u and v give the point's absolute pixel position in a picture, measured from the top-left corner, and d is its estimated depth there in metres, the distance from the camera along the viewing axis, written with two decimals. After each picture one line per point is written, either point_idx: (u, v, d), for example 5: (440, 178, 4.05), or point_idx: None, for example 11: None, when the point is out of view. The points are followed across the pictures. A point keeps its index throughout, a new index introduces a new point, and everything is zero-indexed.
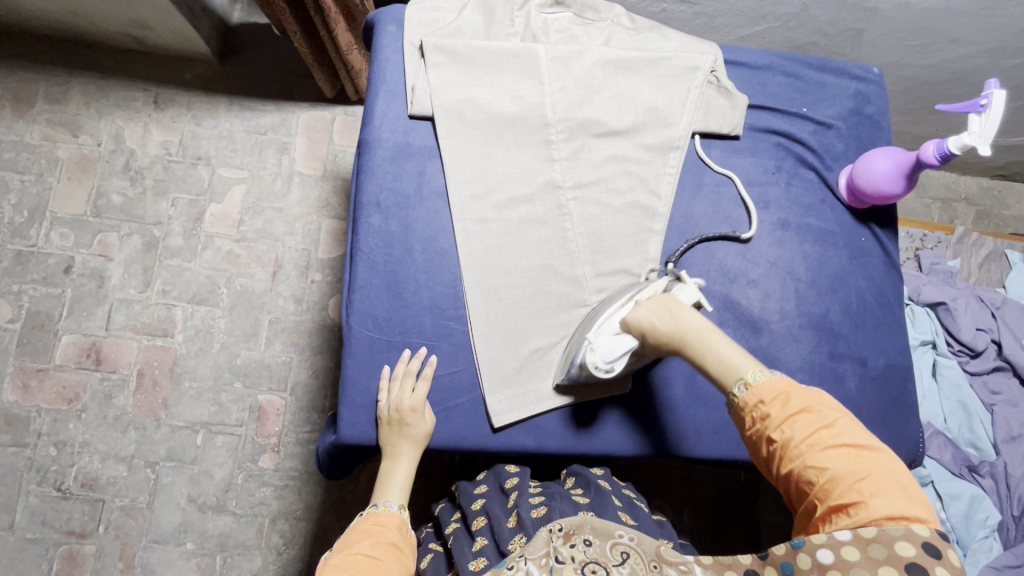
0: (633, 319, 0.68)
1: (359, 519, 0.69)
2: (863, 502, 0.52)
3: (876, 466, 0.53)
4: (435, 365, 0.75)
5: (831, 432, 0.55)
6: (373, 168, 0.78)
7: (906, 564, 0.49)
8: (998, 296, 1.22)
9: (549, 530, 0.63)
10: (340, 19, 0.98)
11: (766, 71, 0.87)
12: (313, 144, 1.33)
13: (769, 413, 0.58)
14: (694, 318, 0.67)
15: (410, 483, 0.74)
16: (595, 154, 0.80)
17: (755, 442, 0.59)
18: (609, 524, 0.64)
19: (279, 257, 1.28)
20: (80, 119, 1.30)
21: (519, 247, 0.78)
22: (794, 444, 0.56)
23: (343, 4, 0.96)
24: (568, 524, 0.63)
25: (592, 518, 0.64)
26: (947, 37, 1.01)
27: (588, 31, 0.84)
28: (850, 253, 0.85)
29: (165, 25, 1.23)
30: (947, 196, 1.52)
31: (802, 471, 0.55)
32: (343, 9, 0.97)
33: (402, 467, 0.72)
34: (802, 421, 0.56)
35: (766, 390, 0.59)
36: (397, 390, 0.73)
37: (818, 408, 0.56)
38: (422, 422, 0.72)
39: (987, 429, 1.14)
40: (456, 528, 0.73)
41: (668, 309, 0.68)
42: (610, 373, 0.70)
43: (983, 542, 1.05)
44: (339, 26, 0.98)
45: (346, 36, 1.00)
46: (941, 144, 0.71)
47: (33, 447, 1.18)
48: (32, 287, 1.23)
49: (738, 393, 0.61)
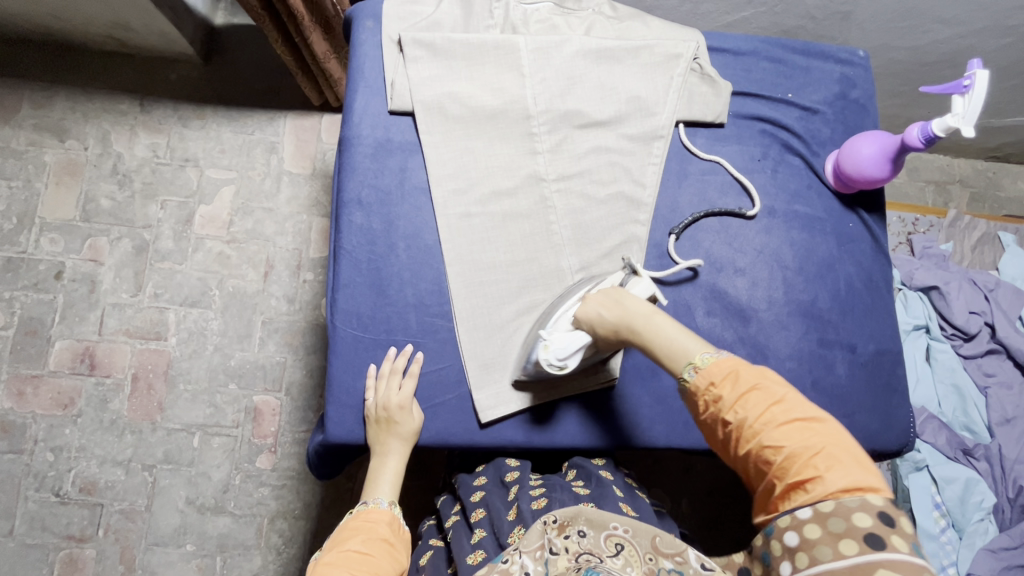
0: (582, 315, 0.69)
1: (348, 517, 0.68)
2: (819, 477, 0.51)
3: (829, 439, 0.52)
4: (421, 362, 0.74)
5: (782, 408, 0.54)
6: (353, 165, 0.77)
7: (865, 536, 0.48)
8: (991, 279, 1.22)
9: (544, 521, 0.63)
10: (315, 28, 0.97)
11: (749, 57, 0.86)
12: (302, 142, 1.33)
13: (721, 395, 0.57)
14: (639, 304, 0.67)
15: (400, 479, 0.73)
16: (578, 145, 0.80)
17: (711, 425, 0.58)
18: (604, 514, 0.64)
19: (271, 258, 1.27)
20: (66, 123, 1.29)
21: (503, 242, 0.77)
22: (749, 423, 0.55)
23: (319, 14, 0.95)
24: (563, 515, 0.63)
25: (587, 509, 0.64)
26: (935, 18, 1.00)
27: (568, 21, 0.83)
28: (838, 239, 0.84)
29: (147, 27, 1.22)
30: (941, 179, 1.51)
31: (759, 451, 0.54)
32: (320, 19, 0.97)
33: (393, 463, 0.72)
34: (753, 399, 0.55)
35: (715, 371, 0.58)
36: (384, 388, 0.72)
37: (767, 384, 0.55)
38: (410, 420, 0.72)
39: (981, 412, 1.13)
40: (457, 521, 0.73)
41: (613, 297, 0.68)
42: (564, 369, 0.70)
43: (978, 525, 1.05)
44: (314, 35, 0.98)
45: (322, 44, 0.99)
46: (925, 126, 0.70)
47: (31, 453, 1.18)
48: (24, 294, 1.23)
49: (688, 377, 0.60)
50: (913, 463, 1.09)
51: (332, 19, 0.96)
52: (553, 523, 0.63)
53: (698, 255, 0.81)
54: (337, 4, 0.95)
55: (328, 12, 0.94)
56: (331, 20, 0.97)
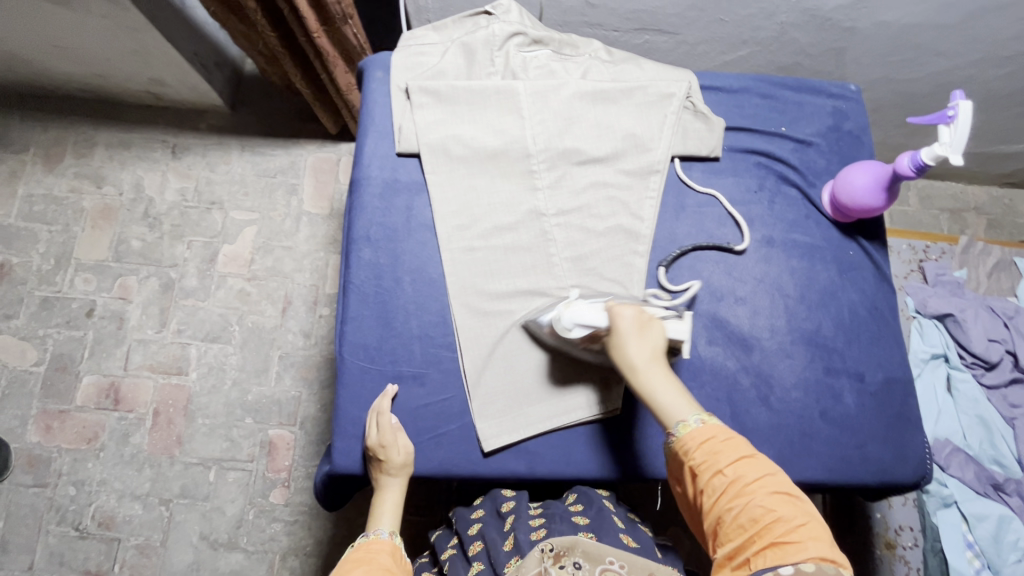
0: (620, 314, 0.70)
1: (350, 550, 0.69)
2: (801, 542, 0.53)
3: (810, 513, 0.56)
4: (389, 395, 0.75)
5: (774, 477, 0.58)
6: (363, 205, 0.82)
7: None
8: (1011, 306, 1.18)
9: (541, 550, 0.65)
10: (338, 60, 1.04)
11: (742, 94, 0.90)
12: (321, 183, 1.39)
13: (720, 451, 0.60)
14: (663, 349, 0.70)
15: (399, 510, 0.74)
16: (575, 181, 0.83)
17: (701, 476, 0.60)
18: (602, 547, 0.65)
19: (289, 294, 1.32)
20: (104, 171, 1.38)
21: (505, 274, 0.80)
22: (746, 482, 0.58)
23: (342, 48, 1.03)
24: (559, 545, 0.65)
25: (583, 540, 0.65)
26: (930, 51, 1.03)
27: (565, 66, 0.88)
28: (839, 267, 0.84)
29: (182, 82, 1.32)
30: (956, 207, 1.51)
31: (749, 509, 0.56)
32: (343, 53, 1.04)
33: (393, 491, 0.73)
34: (751, 463, 0.59)
35: (717, 431, 0.62)
36: (370, 427, 0.74)
37: (760, 455, 0.60)
38: (400, 448, 0.73)
39: (1009, 444, 1.10)
40: (452, 554, 0.73)
41: (658, 330, 0.70)
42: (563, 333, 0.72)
43: (1016, 566, 1.01)
44: (337, 68, 1.05)
45: (345, 77, 1.07)
46: (915, 156, 0.71)
47: (54, 487, 1.21)
48: (57, 331, 1.29)
49: (693, 423, 0.63)
50: (940, 499, 1.06)
51: (355, 53, 1.03)
52: (548, 551, 0.65)
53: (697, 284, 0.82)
54: (359, 35, 1.00)
55: (350, 44, 1.01)
56: (354, 53, 1.04)
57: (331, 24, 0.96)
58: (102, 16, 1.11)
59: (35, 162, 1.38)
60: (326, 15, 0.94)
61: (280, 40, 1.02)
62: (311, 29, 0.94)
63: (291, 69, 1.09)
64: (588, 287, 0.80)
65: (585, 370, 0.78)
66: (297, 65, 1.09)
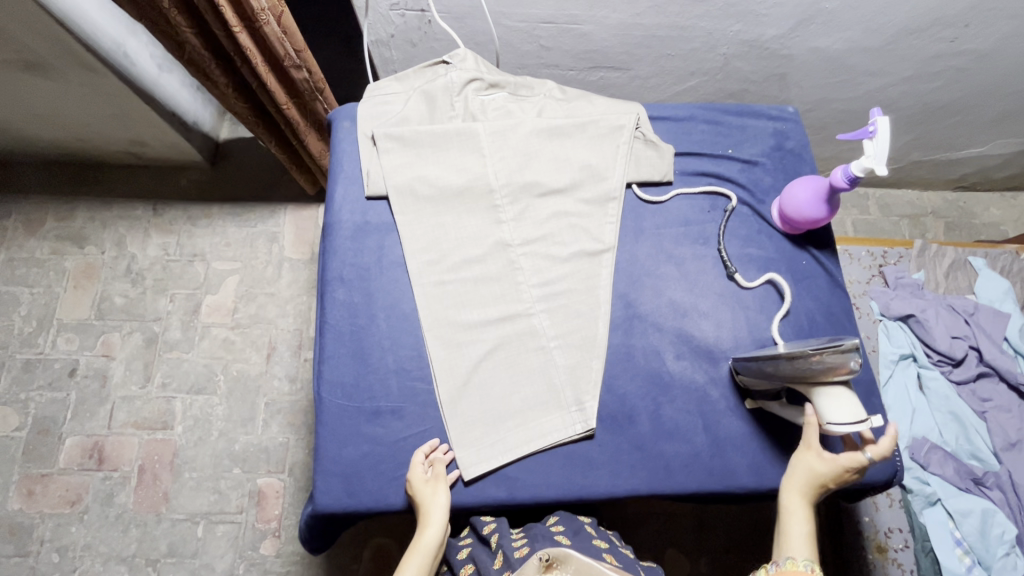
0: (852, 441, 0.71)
1: None
2: None
3: None
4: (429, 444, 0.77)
5: None
6: (336, 247, 0.86)
7: None
8: (969, 303, 1.23)
9: (538, 558, 0.63)
10: (309, 129, 1.10)
11: (688, 121, 0.96)
12: (301, 230, 1.43)
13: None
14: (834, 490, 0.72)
15: (427, 566, 0.70)
16: (538, 212, 0.87)
17: None
18: (596, 569, 0.62)
19: (273, 340, 1.33)
20: (86, 231, 1.41)
21: (475, 303, 0.83)
22: None
23: (313, 118, 1.09)
24: (553, 555, 0.63)
25: (578, 557, 0.63)
26: (863, 71, 1.11)
27: (522, 106, 0.94)
28: (794, 276, 0.88)
29: (161, 141, 1.37)
30: (913, 212, 1.58)
31: None
32: (314, 124, 1.10)
33: (430, 535, 0.71)
34: None
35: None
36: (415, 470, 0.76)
37: None
38: (442, 494, 0.74)
39: (985, 438, 1.12)
40: None
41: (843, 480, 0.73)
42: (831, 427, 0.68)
43: (1006, 560, 1.02)
44: (308, 136, 1.11)
45: (316, 144, 1.13)
46: (847, 170, 0.77)
47: (36, 555, 1.18)
48: (39, 394, 1.29)
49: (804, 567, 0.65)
50: (925, 497, 1.08)
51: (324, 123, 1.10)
52: (543, 561, 0.62)
53: (661, 302, 0.86)
54: (329, 108, 1.08)
55: (320, 116, 1.07)
56: (323, 122, 1.10)
57: (301, 98, 1.02)
58: (81, 84, 1.16)
59: (17, 227, 1.41)
60: (295, 91, 1.00)
61: (251, 110, 1.07)
62: (281, 103, 1.00)
63: (265, 138, 1.14)
64: (553, 314, 0.83)
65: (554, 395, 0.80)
66: (271, 135, 1.14)
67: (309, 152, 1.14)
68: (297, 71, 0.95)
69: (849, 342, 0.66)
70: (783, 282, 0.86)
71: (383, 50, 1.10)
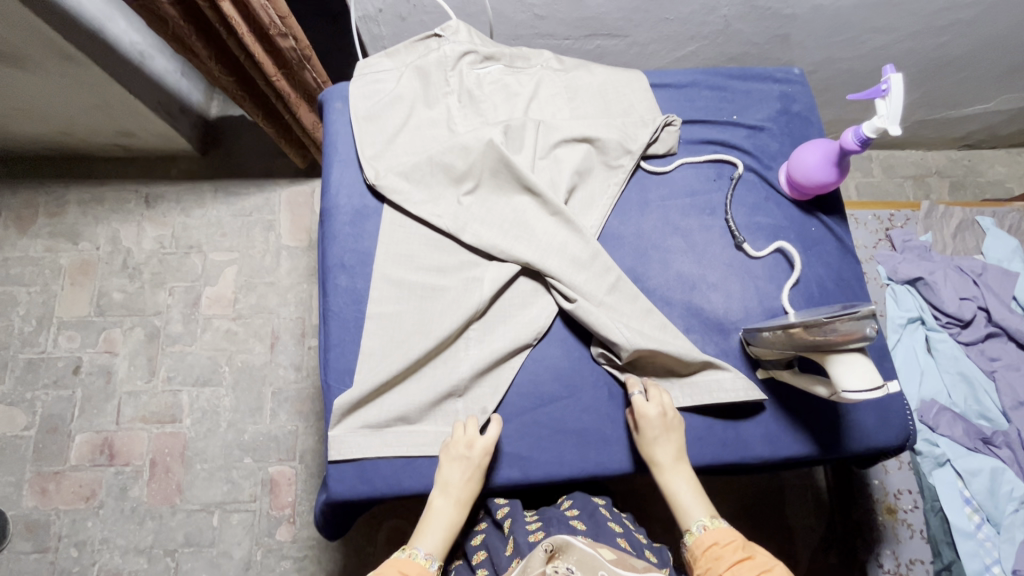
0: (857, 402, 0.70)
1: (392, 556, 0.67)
2: None
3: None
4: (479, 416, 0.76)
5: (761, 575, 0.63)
6: (335, 233, 0.84)
7: None
8: (978, 263, 1.22)
9: (543, 548, 0.63)
10: (299, 101, 1.07)
11: (691, 88, 0.93)
12: (297, 217, 1.40)
13: (722, 555, 0.65)
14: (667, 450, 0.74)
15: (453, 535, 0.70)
16: (499, 210, 0.83)
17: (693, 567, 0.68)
18: (598, 559, 0.62)
19: (276, 329, 1.32)
20: (79, 227, 1.38)
21: (411, 316, 0.79)
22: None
23: (302, 89, 1.06)
24: (556, 545, 0.64)
25: (580, 547, 0.63)
26: (869, 28, 1.07)
27: (519, 79, 0.91)
28: (803, 243, 0.86)
29: (148, 131, 1.33)
30: (918, 173, 1.55)
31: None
32: (304, 94, 1.08)
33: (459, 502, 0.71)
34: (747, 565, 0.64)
35: (721, 535, 0.67)
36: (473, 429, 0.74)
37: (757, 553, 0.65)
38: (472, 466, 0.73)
39: (993, 398, 1.12)
40: (459, 565, 0.75)
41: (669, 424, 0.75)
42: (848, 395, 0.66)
43: (1015, 516, 1.03)
44: (299, 108, 1.08)
45: (308, 116, 1.11)
46: (858, 131, 0.74)
47: (55, 550, 1.20)
48: (45, 392, 1.28)
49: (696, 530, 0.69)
50: (934, 458, 1.09)
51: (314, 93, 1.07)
52: (546, 552, 0.62)
53: (669, 275, 0.84)
54: (319, 79, 1.05)
55: (309, 86, 1.05)
56: (314, 93, 1.08)
57: (289, 68, 0.99)
58: (62, 76, 1.12)
59: (8, 226, 1.38)
60: (283, 61, 0.97)
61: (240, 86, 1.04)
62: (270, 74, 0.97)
63: (255, 113, 1.11)
64: (503, 321, 0.80)
65: (497, 410, 0.78)
66: (261, 110, 1.11)
67: (302, 125, 1.11)
68: (284, 40, 0.92)
69: (865, 308, 0.64)
70: (792, 251, 0.84)
71: (372, 26, 1.06)
